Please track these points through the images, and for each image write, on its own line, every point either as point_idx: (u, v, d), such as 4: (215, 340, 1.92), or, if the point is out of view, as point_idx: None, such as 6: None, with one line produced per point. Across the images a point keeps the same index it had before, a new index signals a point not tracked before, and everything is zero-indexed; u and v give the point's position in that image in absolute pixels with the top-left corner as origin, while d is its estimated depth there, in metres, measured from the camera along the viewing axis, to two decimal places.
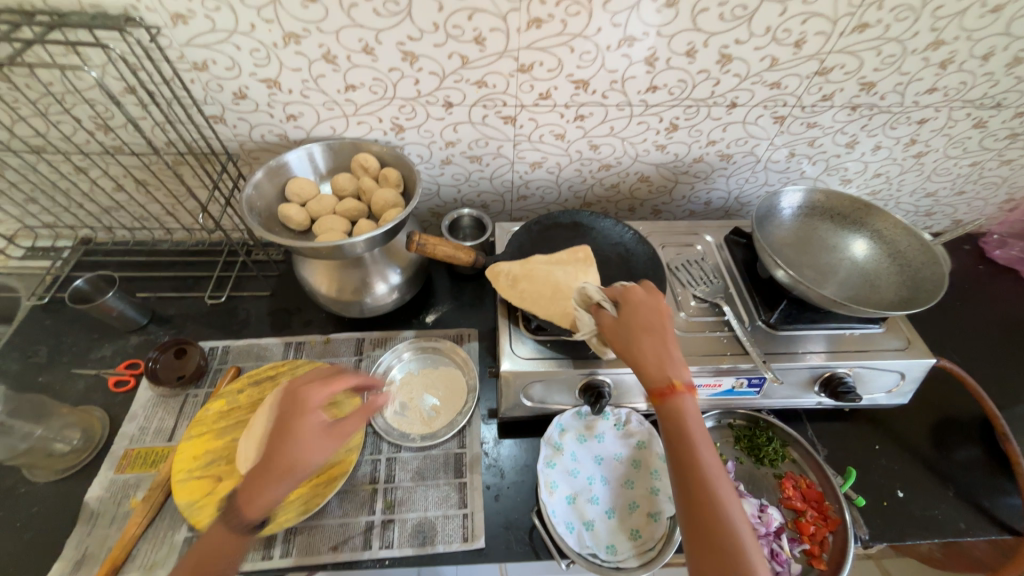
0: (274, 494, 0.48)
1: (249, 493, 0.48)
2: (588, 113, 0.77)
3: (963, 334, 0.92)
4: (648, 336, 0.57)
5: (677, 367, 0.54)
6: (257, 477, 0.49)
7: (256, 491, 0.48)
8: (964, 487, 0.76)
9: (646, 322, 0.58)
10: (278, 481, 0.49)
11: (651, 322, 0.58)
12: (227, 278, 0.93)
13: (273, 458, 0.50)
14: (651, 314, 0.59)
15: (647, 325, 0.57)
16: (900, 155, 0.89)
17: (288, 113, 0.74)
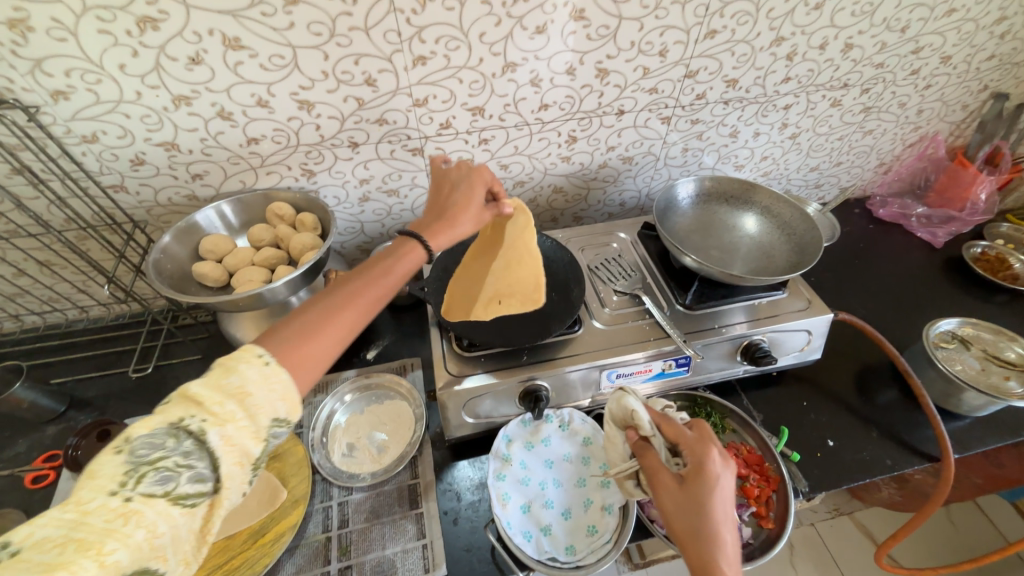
0: (316, 354, 0.46)
1: (300, 331, 0.46)
2: (490, 136, 0.82)
3: (864, 288, 1.02)
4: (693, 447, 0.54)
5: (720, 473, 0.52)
6: (304, 326, 0.47)
7: (302, 340, 0.46)
8: (885, 426, 0.83)
9: (692, 444, 0.55)
10: (349, 317, 0.50)
11: (703, 447, 0.54)
12: (153, 348, 0.90)
13: (341, 300, 0.50)
14: (710, 447, 0.54)
15: (697, 449, 0.54)
16: (778, 138, 0.99)
17: (192, 172, 0.74)
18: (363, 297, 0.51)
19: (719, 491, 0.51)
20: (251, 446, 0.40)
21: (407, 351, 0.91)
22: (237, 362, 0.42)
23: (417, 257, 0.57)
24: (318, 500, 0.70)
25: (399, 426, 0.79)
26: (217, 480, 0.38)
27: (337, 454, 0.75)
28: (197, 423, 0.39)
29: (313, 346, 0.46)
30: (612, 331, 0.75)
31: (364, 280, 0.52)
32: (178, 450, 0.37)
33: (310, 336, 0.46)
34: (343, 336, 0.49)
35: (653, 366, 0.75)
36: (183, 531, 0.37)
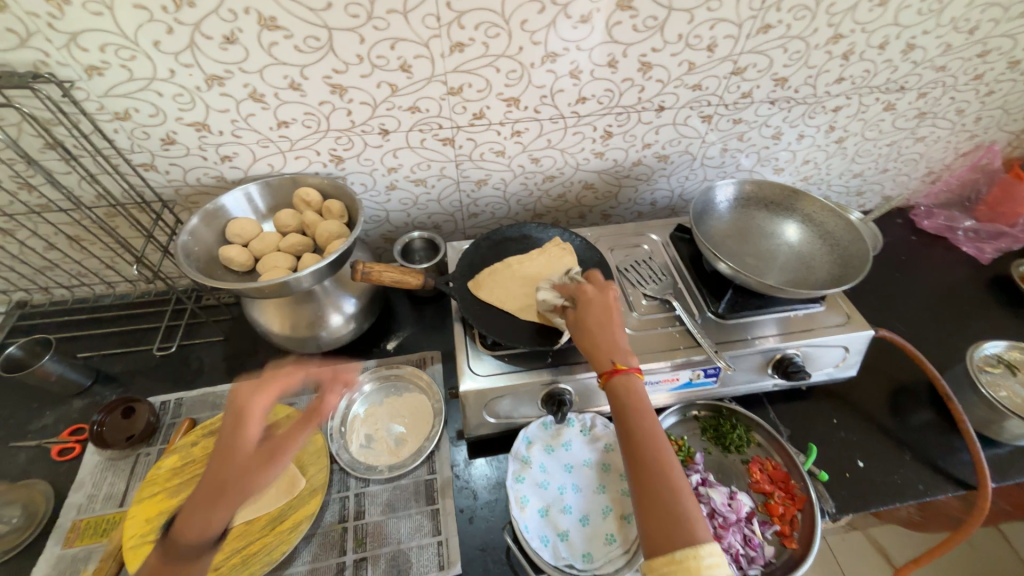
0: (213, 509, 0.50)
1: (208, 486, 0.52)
2: (524, 128, 0.79)
3: (903, 303, 0.98)
4: (598, 362, 0.61)
5: (632, 392, 0.59)
6: (203, 495, 0.50)
7: (199, 516, 0.49)
8: (919, 449, 0.79)
9: (597, 342, 0.62)
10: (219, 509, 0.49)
11: (607, 359, 0.61)
12: (177, 326, 0.90)
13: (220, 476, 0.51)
14: (595, 307, 0.65)
15: (599, 355, 0.62)
16: (824, 141, 0.95)
17: (221, 154, 0.73)
18: (238, 487, 0.51)
19: (633, 409, 0.58)
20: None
21: (426, 343, 0.90)
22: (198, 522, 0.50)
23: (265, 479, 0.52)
24: (335, 490, 0.71)
25: (417, 420, 0.78)
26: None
27: (355, 444, 0.74)
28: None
29: (193, 526, 0.49)
30: (640, 336, 0.73)
31: (235, 465, 0.53)
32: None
33: (205, 514, 0.49)
34: (212, 522, 0.49)
35: (681, 375, 0.72)
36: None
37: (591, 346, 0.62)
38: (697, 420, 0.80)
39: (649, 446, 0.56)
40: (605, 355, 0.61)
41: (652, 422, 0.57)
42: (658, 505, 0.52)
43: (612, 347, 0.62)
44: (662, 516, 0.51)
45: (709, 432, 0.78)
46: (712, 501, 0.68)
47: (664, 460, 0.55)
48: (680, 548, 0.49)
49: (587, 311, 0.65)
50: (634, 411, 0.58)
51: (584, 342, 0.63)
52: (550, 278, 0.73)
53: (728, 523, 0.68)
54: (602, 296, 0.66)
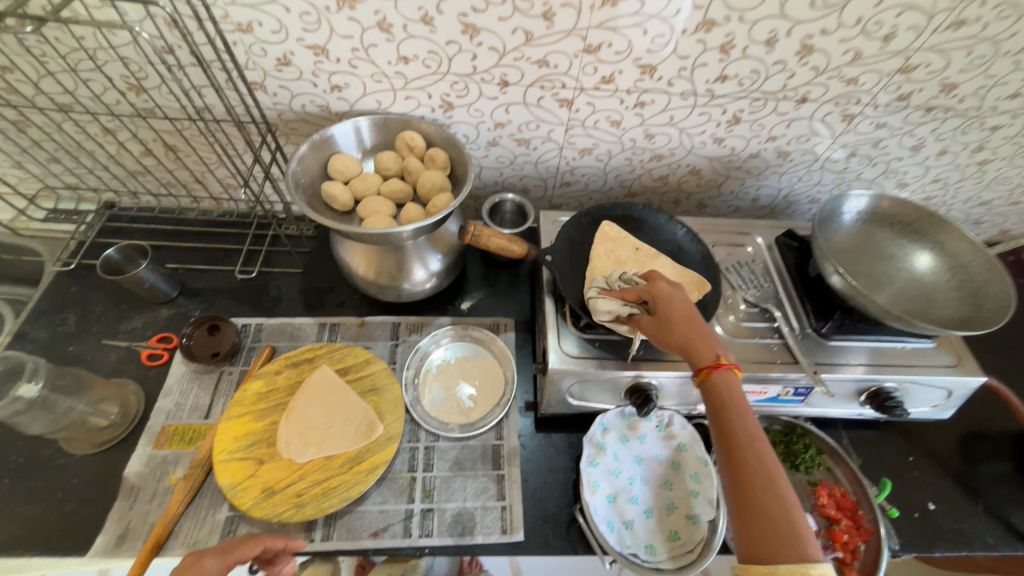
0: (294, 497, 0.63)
1: (297, 448, 0.66)
2: (650, 100, 0.73)
3: (1003, 349, 0.91)
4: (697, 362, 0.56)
5: (727, 389, 0.53)
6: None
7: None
8: (994, 501, 0.76)
9: (682, 334, 0.57)
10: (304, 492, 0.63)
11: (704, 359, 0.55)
12: (257, 252, 0.90)
13: (315, 431, 0.67)
14: (676, 301, 0.60)
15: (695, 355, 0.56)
16: (964, 162, 0.86)
17: (333, 83, 0.70)
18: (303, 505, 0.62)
19: (734, 410, 0.52)
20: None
21: (500, 309, 0.88)
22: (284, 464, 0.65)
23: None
24: (407, 439, 0.72)
25: (488, 385, 0.77)
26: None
27: (427, 398, 0.75)
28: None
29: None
30: (735, 344, 0.70)
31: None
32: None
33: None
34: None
35: (769, 389, 0.70)
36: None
37: (679, 337, 0.57)
38: (767, 434, 0.78)
39: (748, 443, 0.49)
40: (695, 351, 0.56)
41: (754, 421, 0.51)
42: (761, 510, 0.46)
43: (704, 340, 0.56)
44: (762, 523, 0.45)
45: (780, 448, 0.77)
46: None
47: (766, 468, 0.48)
48: (783, 558, 0.43)
49: (671, 310, 0.59)
50: (735, 408, 0.52)
51: (672, 345, 0.58)
52: (601, 279, 0.66)
53: None
54: (681, 293, 0.61)
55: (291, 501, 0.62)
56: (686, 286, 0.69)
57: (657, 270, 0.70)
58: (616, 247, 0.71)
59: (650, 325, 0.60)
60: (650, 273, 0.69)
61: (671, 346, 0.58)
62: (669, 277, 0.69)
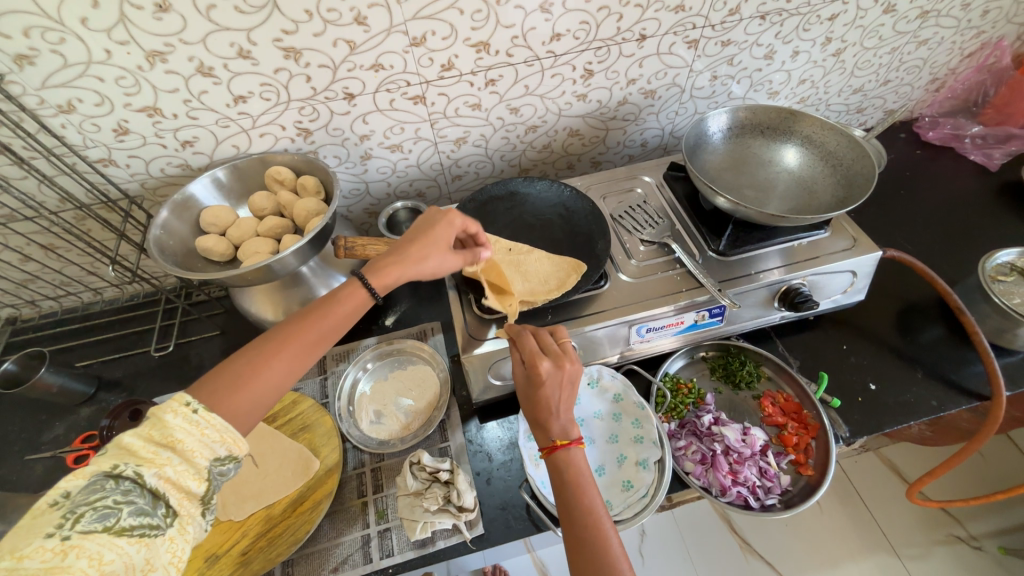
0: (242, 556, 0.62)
1: (234, 507, 0.65)
2: (498, 76, 0.74)
3: (910, 221, 0.94)
4: (543, 426, 0.55)
5: (575, 461, 0.53)
6: (225, 378, 0.47)
7: (232, 391, 0.47)
8: (932, 365, 0.78)
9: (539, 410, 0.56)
10: (252, 548, 0.63)
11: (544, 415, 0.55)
12: (171, 326, 0.89)
13: (253, 485, 0.67)
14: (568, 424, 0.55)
15: (544, 422, 0.55)
16: (820, 57, 0.89)
17: (181, 139, 0.69)
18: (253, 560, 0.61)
19: (569, 474, 0.53)
20: (193, 485, 0.42)
21: (425, 316, 0.88)
22: (225, 527, 0.64)
23: (362, 296, 0.56)
24: (351, 467, 0.71)
25: (424, 392, 0.77)
26: (172, 506, 0.41)
27: (364, 422, 0.74)
28: (132, 469, 0.40)
29: (247, 391, 0.47)
30: (640, 284, 0.71)
31: (314, 313, 0.53)
32: (117, 490, 0.39)
33: (261, 368, 0.48)
34: (284, 378, 0.49)
35: (686, 318, 0.70)
36: (138, 561, 0.38)
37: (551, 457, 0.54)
38: (705, 361, 0.79)
39: (568, 480, 0.52)
40: (547, 423, 0.55)
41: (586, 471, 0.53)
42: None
43: (578, 477, 0.52)
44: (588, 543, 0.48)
45: (719, 371, 0.77)
46: (727, 439, 0.68)
47: (602, 537, 0.48)
48: None
49: (543, 389, 0.55)
50: (570, 466, 0.53)
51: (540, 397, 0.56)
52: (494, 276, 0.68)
53: (744, 458, 0.68)
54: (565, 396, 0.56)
55: (240, 561, 0.62)
56: (562, 273, 0.68)
57: (533, 263, 0.68)
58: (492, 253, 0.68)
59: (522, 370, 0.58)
60: (525, 269, 0.68)
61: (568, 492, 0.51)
62: (545, 269, 0.68)
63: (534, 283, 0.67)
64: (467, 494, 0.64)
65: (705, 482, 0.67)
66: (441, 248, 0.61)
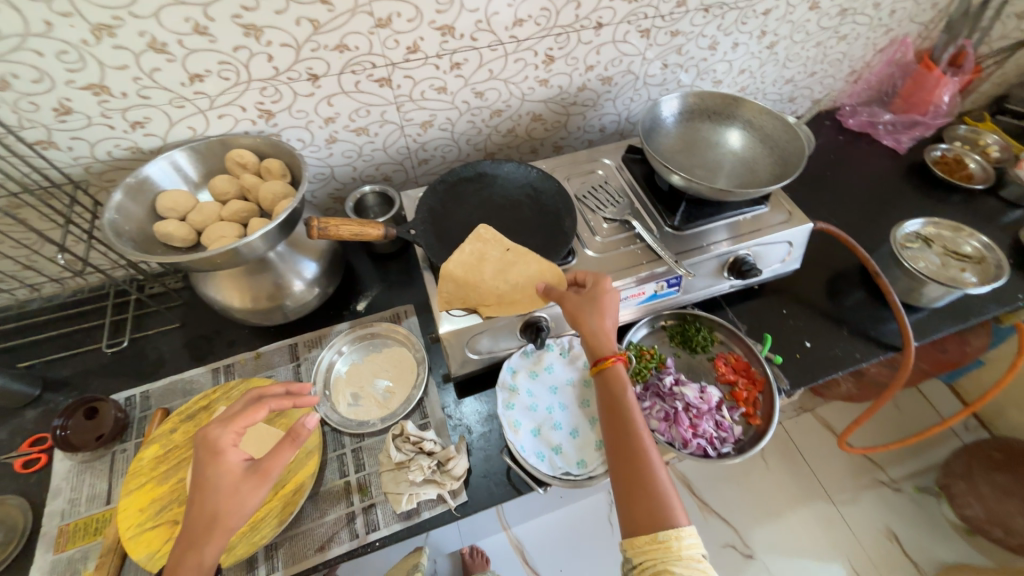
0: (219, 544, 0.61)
1: None
2: (463, 59, 0.76)
3: (836, 199, 1.05)
4: (593, 347, 0.63)
5: (617, 382, 0.62)
6: None
7: None
8: (856, 323, 0.89)
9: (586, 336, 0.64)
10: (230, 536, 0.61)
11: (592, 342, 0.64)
12: (123, 320, 0.84)
13: None
14: (604, 339, 0.63)
15: (592, 343, 0.64)
16: (756, 49, 0.97)
17: (131, 120, 0.66)
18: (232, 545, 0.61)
19: (619, 400, 0.61)
20: None
21: (397, 299, 0.88)
22: None
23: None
24: (332, 449, 0.71)
25: (401, 371, 0.78)
26: None
27: (342, 404, 0.75)
28: None
29: None
30: (605, 258, 0.75)
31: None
32: None
33: None
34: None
35: (647, 288, 0.76)
36: None
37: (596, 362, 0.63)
38: (665, 329, 0.86)
39: (620, 414, 0.60)
40: (595, 348, 0.63)
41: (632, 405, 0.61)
42: (641, 492, 0.54)
43: (625, 405, 0.60)
44: (632, 472, 0.56)
45: (678, 337, 0.84)
46: (687, 396, 0.75)
47: (649, 460, 0.56)
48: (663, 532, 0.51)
49: (591, 315, 0.64)
50: (614, 384, 0.62)
51: (583, 329, 0.64)
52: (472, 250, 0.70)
53: (703, 413, 0.74)
54: (598, 313, 0.64)
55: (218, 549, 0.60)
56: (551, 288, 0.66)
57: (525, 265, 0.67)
58: (486, 248, 0.68)
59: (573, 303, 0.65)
60: (511, 270, 0.67)
61: (614, 421, 0.60)
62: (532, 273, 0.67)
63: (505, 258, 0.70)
64: (457, 459, 0.67)
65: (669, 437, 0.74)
66: (233, 480, 0.52)
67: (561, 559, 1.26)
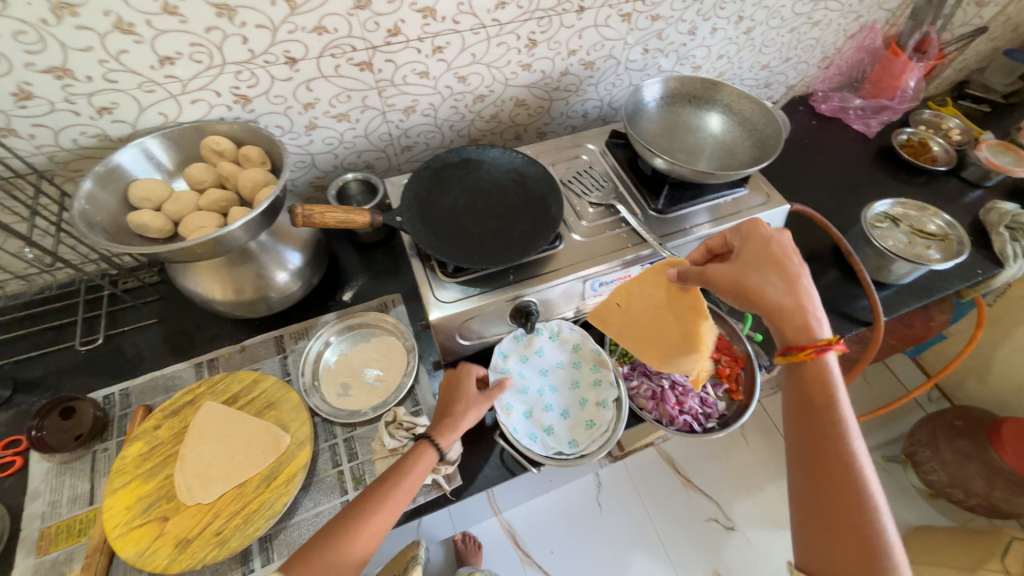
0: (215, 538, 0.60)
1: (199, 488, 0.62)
2: (445, 43, 0.75)
3: (811, 182, 1.09)
4: (794, 327, 0.55)
5: (820, 371, 0.54)
6: None
7: None
8: (830, 301, 0.92)
9: (760, 299, 0.56)
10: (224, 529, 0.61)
11: (798, 320, 0.55)
12: (96, 317, 0.81)
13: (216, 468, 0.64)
14: (789, 310, 0.56)
15: (783, 318, 0.56)
16: (734, 34, 0.99)
17: (97, 106, 0.63)
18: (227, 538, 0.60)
19: (818, 397, 0.53)
20: None
21: (384, 289, 0.88)
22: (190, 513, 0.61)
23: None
24: (323, 439, 0.71)
25: (390, 360, 0.78)
26: None
27: (332, 394, 0.74)
28: None
29: None
30: (592, 242, 0.76)
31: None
32: None
33: None
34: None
35: (632, 271, 0.78)
36: None
37: (788, 328, 0.55)
38: None
39: (820, 408, 0.53)
40: (779, 326, 0.56)
41: (837, 407, 0.53)
42: (842, 530, 0.48)
43: (826, 384, 0.54)
44: (833, 487, 0.50)
45: None
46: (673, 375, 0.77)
47: (858, 469, 0.50)
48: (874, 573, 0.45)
49: (772, 245, 0.59)
50: (817, 369, 0.54)
51: (760, 303, 0.56)
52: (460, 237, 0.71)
53: (688, 390, 0.77)
54: (782, 240, 0.59)
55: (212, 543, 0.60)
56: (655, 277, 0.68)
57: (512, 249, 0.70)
58: (474, 238, 0.71)
59: (729, 271, 0.58)
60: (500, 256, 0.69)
61: (805, 448, 0.53)
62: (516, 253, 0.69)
63: (494, 244, 0.71)
64: (452, 445, 0.66)
65: (657, 415, 0.76)
66: (424, 474, 0.58)
67: (553, 540, 1.29)
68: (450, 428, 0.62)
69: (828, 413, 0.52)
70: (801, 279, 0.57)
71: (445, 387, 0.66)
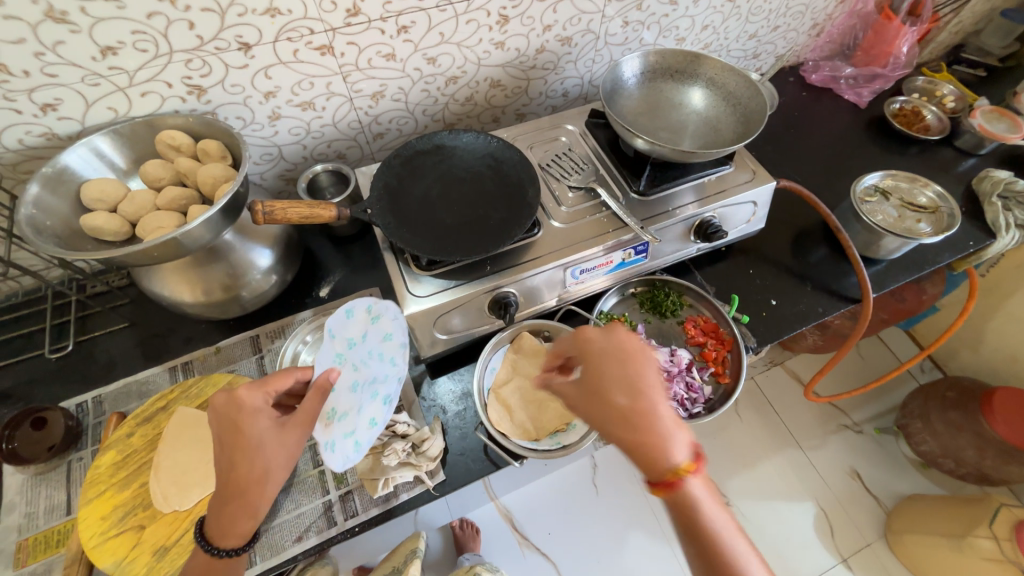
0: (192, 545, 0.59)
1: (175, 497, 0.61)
2: (410, 22, 0.70)
3: (800, 156, 1.05)
4: (649, 459, 0.45)
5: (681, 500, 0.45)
6: None
7: None
8: (820, 279, 0.90)
9: (633, 439, 0.45)
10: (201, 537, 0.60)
11: (646, 457, 0.45)
12: (66, 323, 0.78)
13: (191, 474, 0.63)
14: (653, 441, 0.45)
15: (642, 452, 0.45)
16: (718, 2, 0.94)
17: (39, 103, 0.59)
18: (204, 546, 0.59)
19: (689, 527, 0.45)
20: None
21: (362, 283, 0.85)
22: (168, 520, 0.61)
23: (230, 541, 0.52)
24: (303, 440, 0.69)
25: None
26: None
27: None
28: None
29: None
30: (572, 229, 0.74)
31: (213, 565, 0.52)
32: None
33: None
34: None
35: (614, 257, 0.75)
36: None
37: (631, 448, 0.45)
38: (635, 297, 0.86)
39: (701, 538, 0.45)
40: (646, 463, 0.45)
41: (713, 534, 0.45)
42: None
43: (698, 516, 0.45)
44: None
45: (648, 303, 0.84)
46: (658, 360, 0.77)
47: None
48: None
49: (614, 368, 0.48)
50: (679, 500, 0.45)
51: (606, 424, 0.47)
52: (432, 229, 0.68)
53: (672, 376, 0.77)
54: (618, 362, 0.49)
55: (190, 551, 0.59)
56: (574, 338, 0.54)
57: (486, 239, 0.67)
58: (447, 229, 0.68)
59: (576, 393, 0.49)
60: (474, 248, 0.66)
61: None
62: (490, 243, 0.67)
63: (468, 234, 0.68)
64: (432, 440, 0.67)
65: None
66: (273, 437, 0.51)
67: (549, 523, 1.30)
68: (271, 393, 0.53)
69: (714, 553, 0.44)
70: (658, 408, 0.46)
71: (224, 413, 0.51)
